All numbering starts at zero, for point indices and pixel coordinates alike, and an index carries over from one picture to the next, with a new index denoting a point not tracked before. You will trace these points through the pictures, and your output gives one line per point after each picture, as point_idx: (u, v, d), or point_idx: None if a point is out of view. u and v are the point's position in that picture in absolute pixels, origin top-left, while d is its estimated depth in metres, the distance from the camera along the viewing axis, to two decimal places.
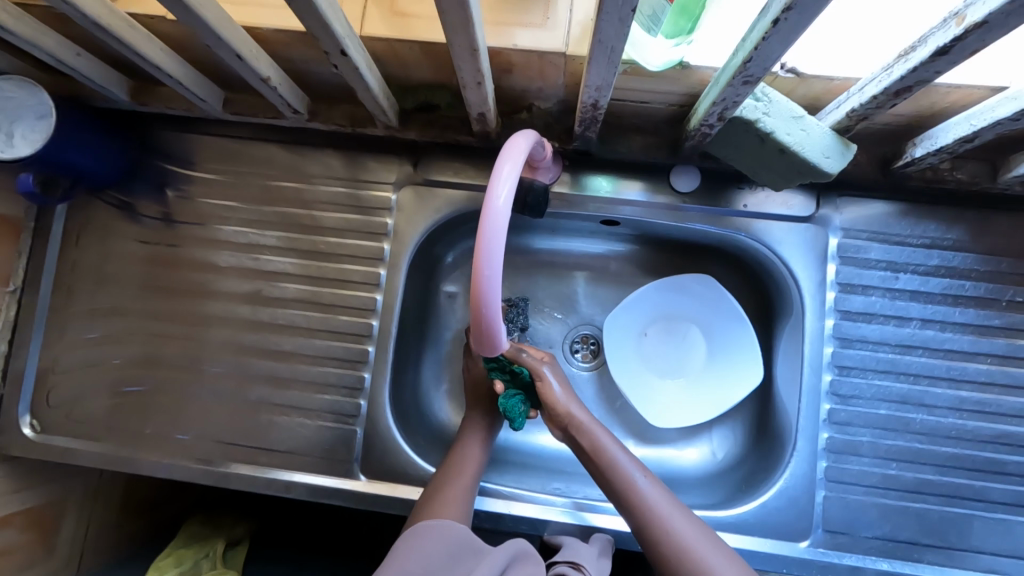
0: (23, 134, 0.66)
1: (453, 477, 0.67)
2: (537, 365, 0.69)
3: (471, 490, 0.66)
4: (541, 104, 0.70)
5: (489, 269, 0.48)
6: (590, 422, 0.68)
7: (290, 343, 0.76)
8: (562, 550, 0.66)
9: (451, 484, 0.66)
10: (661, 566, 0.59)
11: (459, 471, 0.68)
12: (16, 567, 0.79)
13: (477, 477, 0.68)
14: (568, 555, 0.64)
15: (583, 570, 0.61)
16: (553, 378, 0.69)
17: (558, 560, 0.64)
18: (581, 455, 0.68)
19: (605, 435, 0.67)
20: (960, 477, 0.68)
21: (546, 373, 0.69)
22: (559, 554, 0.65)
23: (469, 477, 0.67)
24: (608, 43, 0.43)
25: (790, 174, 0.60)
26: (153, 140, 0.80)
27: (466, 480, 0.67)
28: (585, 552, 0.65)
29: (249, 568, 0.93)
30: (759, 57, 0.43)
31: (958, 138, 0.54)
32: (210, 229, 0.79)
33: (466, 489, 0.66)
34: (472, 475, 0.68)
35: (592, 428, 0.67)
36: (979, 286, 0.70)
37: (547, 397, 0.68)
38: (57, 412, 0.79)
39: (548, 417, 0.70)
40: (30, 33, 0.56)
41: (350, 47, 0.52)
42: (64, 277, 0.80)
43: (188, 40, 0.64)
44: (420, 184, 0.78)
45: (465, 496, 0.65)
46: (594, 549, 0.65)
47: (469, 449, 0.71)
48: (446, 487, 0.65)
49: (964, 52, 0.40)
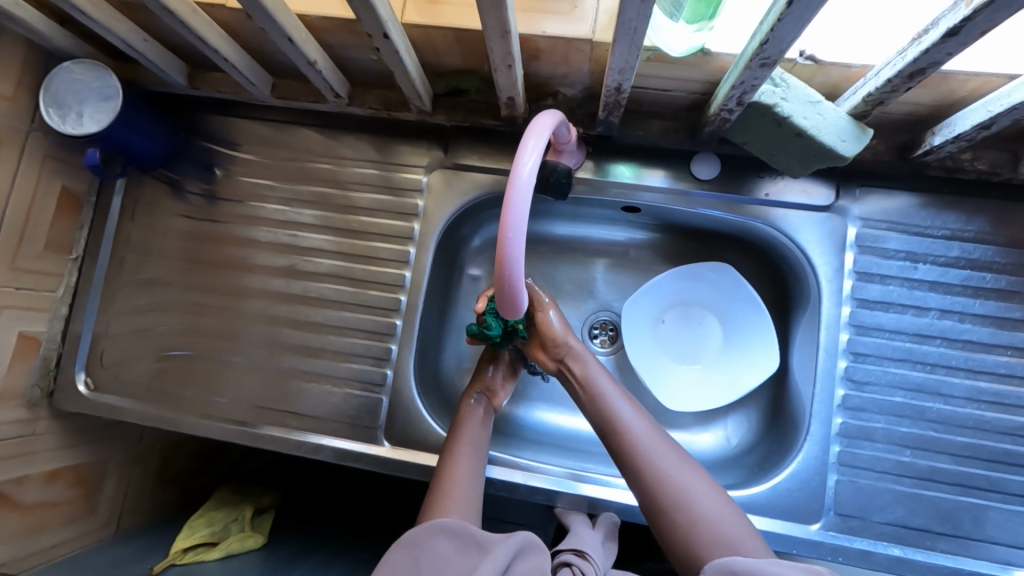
0: (91, 115, 0.73)
1: (455, 464, 0.68)
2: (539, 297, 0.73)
3: (475, 487, 0.66)
4: (567, 92, 0.73)
5: (513, 231, 0.52)
6: (582, 352, 0.71)
7: (323, 315, 0.81)
8: (566, 538, 0.73)
9: (456, 471, 0.67)
10: (635, 484, 0.62)
11: (461, 468, 0.67)
12: (67, 517, 0.85)
13: (477, 461, 0.69)
14: (573, 543, 0.71)
15: (590, 559, 0.69)
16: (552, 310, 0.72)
17: (562, 549, 0.71)
18: (571, 384, 0.70)
19: (596, 368, 0.70)
20: (976, 468, 0.68)
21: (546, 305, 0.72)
22: (565, 542, 0.72)
23: (470, 470, 0.67)
24: (631, 25, 0.47)
25: (807, 158, 0.62)
26: (202, 122, 0.86)
27: (469, 479, 0.66)
28: (589, 539, 0.72)
29: (274, 535, 0.97)
30: (774, 39, 0.46)
31: (976, 124, 0.56)
32: (252, 207, 0.85)
33: (471, 487, 0.66)
34: (472, 460, 0.69)
35: (582, 356, 0.70)
36: (1000, 278, 0.70)
37: (545, 326, 0.72)
38: (108, 372, 0.85)
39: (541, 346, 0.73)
40: (105, 19, 0.62)
41: (392, 31, 0.56)
42: (118, 249, 0.87)
43: (243, 27, 0.69)
44: (449, 169, 0.82)
45: (470, 483, 0.66)
46: (598, 537, 0.73)
47: (469, 437, 0.71)
48: (450, 485, 0.65)
49: (974, 33, 0.42)
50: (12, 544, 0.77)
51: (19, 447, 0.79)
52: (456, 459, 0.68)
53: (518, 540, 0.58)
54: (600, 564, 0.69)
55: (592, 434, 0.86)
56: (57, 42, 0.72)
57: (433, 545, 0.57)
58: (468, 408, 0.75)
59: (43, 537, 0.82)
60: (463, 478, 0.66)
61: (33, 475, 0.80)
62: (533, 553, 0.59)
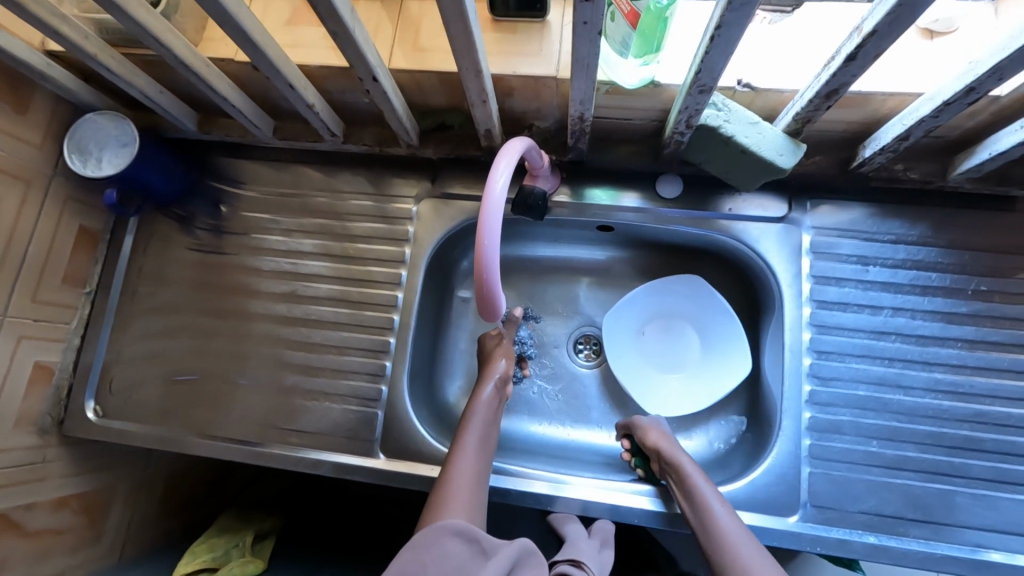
0: (110, 159, 0.81)
1: (458, 464, 0.68)
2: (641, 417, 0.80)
3: (480, 495, 0.67)
4: (540, 124, 0.82)
5: (488, 239, 0.58)
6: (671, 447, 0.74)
7: (322, 335, 0.86)
8: (564, 550, 0.72)
9: (458, 471, 0.67)
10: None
11: (465, 468, 0.68)
12: (70, 545, 0.87)
13: (481, 463, 0.70)
14: (570, 553, 0.70)
15: (586, 568, 0.67)
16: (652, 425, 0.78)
17: (560, 560, 0.70)
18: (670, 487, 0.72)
19: (685, 458, 0.72)
20: (940, 455, 0.72)
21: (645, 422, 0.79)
22: (562, 554, 0.71)
23: (475, 471, 0.68)
24: (585, 61, 0.54)
25: (754, 173, 0.70)
26: (210, 164, 0.94)
27: (475, 490, 0.66)
28: (585, 549, 0.71)
29: (274, 560, 0.98)
30: (706, 68, 0.53)
31: (896, 136, 0.63)
32: (256, 238, 0.91)
33: (474, 496, 0.66)
34: (477, 462, 0.69)
35: (672, 453, 0.73)
36: (945, 276, 0.76)
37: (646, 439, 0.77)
38: (117, 398, 0.89)
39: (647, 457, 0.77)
40: (129, 74, 0.71)
41: (380, 75, 0.65)
42: (130, 282, 0.93)
43: (249, 78, 0.78)
44: (438, 197, 0.89)
45: (475, 486, 0.67)
46: (595, 546, 0.74)
47: (473, 435, 0.72)
48: (455, 487, 0.66)
49: (869, 57, 0.50)
50: (17, 572, 0.79)
51: (29, 473, 0.82)
52: (459, 459, 0.69)
53: (519, 545, 0.57)
54: (596, 570, 0.68)
55: (581, 445, 0.91)
56: (83, 97, 0.81)
57: (440, 544, 0.55)
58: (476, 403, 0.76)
59: (48, 565, 0.83)
60: (468, 478, 0.67)
61: (42, 501, 0.83)
62: (532, 564, 0.58)
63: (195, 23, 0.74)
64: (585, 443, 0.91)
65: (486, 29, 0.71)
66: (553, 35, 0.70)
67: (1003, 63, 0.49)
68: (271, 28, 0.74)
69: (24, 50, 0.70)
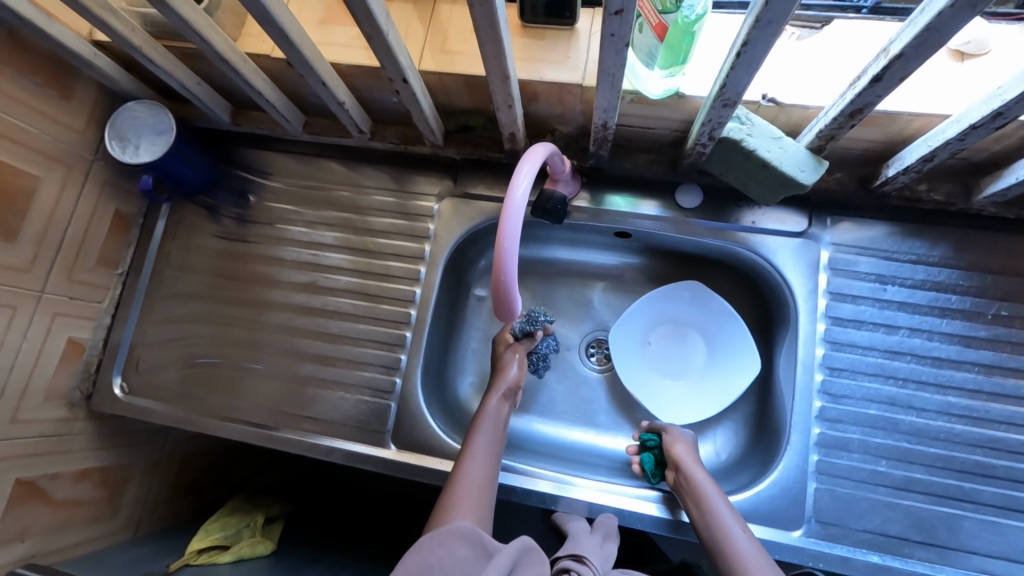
0: (146, 146, 0.84)
1: (465, 474, 0.69)
2: (674, 438, 0.78)
3: (486, 502, 0.67)
4: (563, 129, 0.83)
5: (508, 243, 0.59)
6: (696, 467, 0.73)
7: (340, 326, 0.89)
8: (565, 546, 0.67)
9: (466, 480, 0.68)
10: None
11: (472, 478, 0.69)
12: (92, 516, 0.91)
13: (488, 473, 0.70)
14: (572, 548, 0.66)
15: (589, 563, 0.63)
16: (680, 443, 0.77)
17: (561, 556, 0.66)
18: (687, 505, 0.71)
19: (702, 473, 0.72)
20: (949, 478, 0.72)
21: (675, 439, 0.78)
22: (564, 549, 0.67)
23: (483, 481, 0.69)
24: (610, 72, 0.56)
25: (775, 187, 0.70)
26: (240, 154, 0.97)
27: (481, 498, 0.67)
28: (587, 543, 0.67)
29: (283, 543, 1.01)
30: (731, 83, 0.54)
31: (919, 157, 0.63)
32: (280, 229, 0.94)
33: (481, 503, 0.66)
34: (484, 473, 0.70)
35: (691, 467, 0.73)
36: (965, 299, 0.75)
37: (672, 454, 0.76)
38: (142, 376, 0.93)
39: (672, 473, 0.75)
40: (169, 66, 0.74)
41: (410, 76, 0.66)
42: (159, 265, 0.96)
43: (283, 74, 0.80)
44: (458, 196, 0.91)
45: (483, 495, 0.67)
46: (597, 538, 0.69)
47: (482, 445, 0.73)
48: (462, 495, 0.66)
49: (895, 79, 0.50)
50: (41, 537, 0.83)
51: (57, 444, 0.86)
52: (466, 469, 0.70)
53: (522, 545, 0.58)
54: (600, 567, 0.64)
55: (587, 447, 0.92)
56: (123, 86, 0.84)
57: (447, 546, 0.57)
58: (483, 414, 0.77)
59: (71, 534, 0.87)
60: (475, 487, 0.68)
61: (68, 472, 0.87)
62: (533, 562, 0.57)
63: (234, 19, 0.76)
64: (592, 446, 0.92)
65: (514, 35, 0.72)
66: (581, 43, 0.71)
67: None
68: (305, 25, 0.77)
69: (73, 39, 0.73)
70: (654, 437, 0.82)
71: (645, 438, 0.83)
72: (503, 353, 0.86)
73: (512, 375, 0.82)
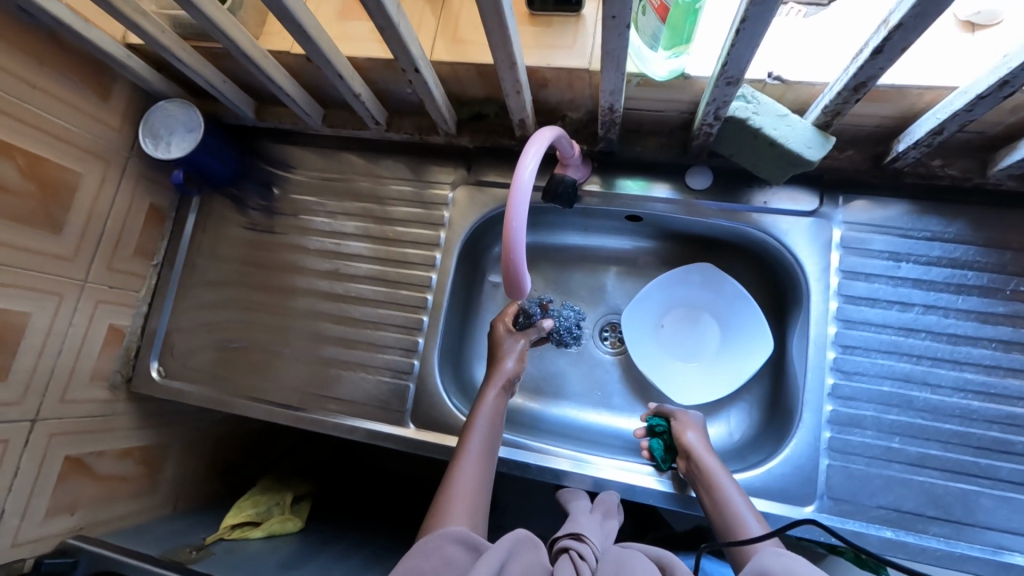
0: (177, 143, 0.89)
1: (461, 472, 0.70)
2: (684, 426, 0.78)
3: (482, 500, 0.68)
4: (573, 114, 0.84)
5: (517, 220, 0.62)
6: (708, 455, 0.73)
7: (361, 311, 0.92)
8: (564, 525, 0.65)
9: (461, 479, 0.69)
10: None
11: (468, 477, 0.69)
12: (133, 492, 0.96)
13: (484, 471, 0.71)
14: (570, 528, 0.64)
15: (587, 541, 0.61)
16: (690, 430, 0.77)
17: (561, 536, 0.64)
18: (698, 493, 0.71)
19: (713, 460, 0.72)
20: (966, 455, 0.71)
21: (685, 426, 0.78)
22: (563, 529, 0.65)
23: (479, 479, 0.69)
24: (614, 54, 0.57)
25: (782, 165, 0.71)
26: (265, 148, 1.02)
27: (477, 498, 0.67)
28: (585, 523, 0.65)
29: (311, 521, 1.05)
30: (733, 60, 0.55)
31: (929, 130, 0.63)
32: (303, 219, 0.98)
33: (477, 502, 0.67)
34: (479, 471, 0.70)
35: (703, 455, 0.73)
36: (982, 275, 0.75)
37: (682, 441, 0.76)
38: (177, 361, 0.98)
39: (681, 460, 0.76)
40: (197, 65, 0.78)
41: (421, 66, 0.69)
42: (191, 256, 1.02)
43: (303, 69, 0.84)
44: (472, 184, 0.93)
45: (478, 494, 0.68)
46: (598, 517, 0.68)
47: (477, 441, 0.73)
48: (458, 495, 0.67)
49: (896, 50, 0.50)
50: (89, 510, 0.89)
51: (101, 423, 0.92)
52: (462, 467, 0.70)
53: (513, 537, 0.57)
54: (599, 545, 0.62)
55: (601, 427, 0.94)
56: (156, 85, 0.89)
57: (442, 550, 0.56)
58: (478, 409, 0.77)
59: (115, 508, 0.93)
60: (472, 485, 0.68)
61: (111, 450, 0.93)
62: (527, 551, 0.56)
63: (256, 17, 0.80)
64: (606, 426, 0.94)
65: (522, 23, 0.74)
66: (588, 30, 0.72)
67: None
68: (323, 21, 0.80)
69: (108, 42, 0.78)
70: (662, 421, 0.82)
71: (653, 423, 0.82)
72: (504, 338, 0.85)
73: (508, 367, 0.81)
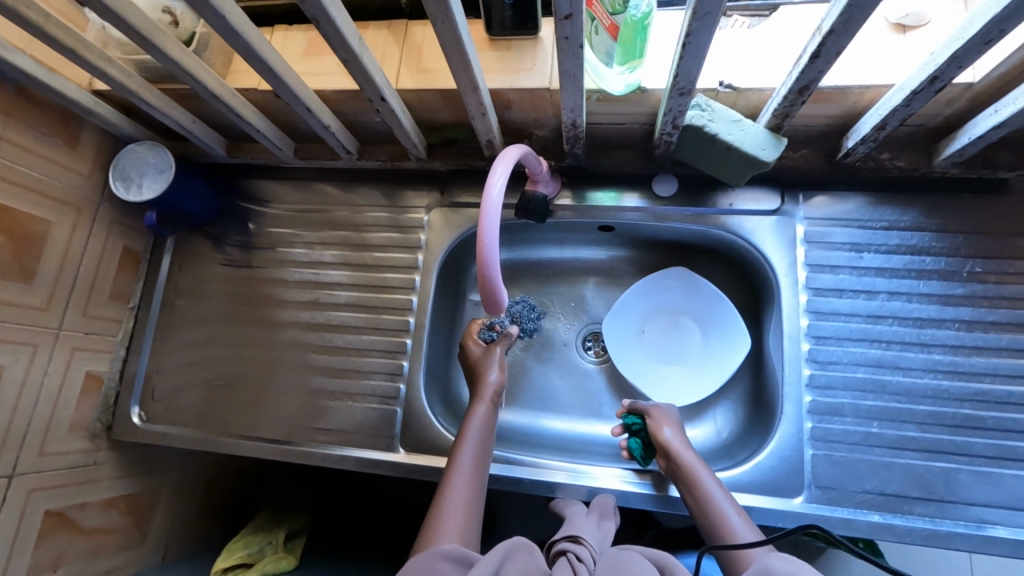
0: (149, 184, 0.89)
1: (453, 486, 0.70)
2: (659, 422, 0.79)
3: (475, 513, 0.68)
4: (539, 133, 0.87)
5: (489, 236, 0.63)
6: (686, 450, 0.74)
7: (344, 339, 0.92)
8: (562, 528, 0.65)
9: (453, 494, 0.69)
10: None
11: (460, 490, 0.69)
12: (120, 543, 0.94)
13: (476, 483, 0.71)
14: (568, 531, 0.64)
15: (584, 542, 0.61)
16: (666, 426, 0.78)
17: (559, 539, 0.64)
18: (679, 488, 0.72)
19: (691, 454, 0.74)
20: (942, 433, 0.74)
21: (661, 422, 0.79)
22: (560, 532, 0.65)
23: (471, 492, 0.70)
24: (570, 73, 0.60)
25: (740, 167, 0.74)
26: (238, 184, 1.02)
27: (470, 511, 0.68)
28: (582, 526, 0.65)
29: (306, 557, 1.03)
30: (682, 72, 0.58)
31: (873, 126, 0.67)
32: (281, 252, 0.98)
33: (469, 516, 0.67)
34: (472, 483, 0.71)
35: (680, 450, 0.74)
36: (939, 260, 0.78)
37: (659, 438, 0.77)
38: (159, 404, 0.97)
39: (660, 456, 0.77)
40: (165, 107, 0.79)
41: (387, 95, 0.71)
42: (168, 296, 1.01)
43: (272, 105, 0.85)
44: (447, 206, 0.95)
45: (470, 508, 0.68)
46: (593, 518, 0.69)
47: (467, 454, 0.74)
48: (450, 509, 0.67)
49: (831, 54, 0.54)
50: (74, 566, 0.86)
51: (82, 475, 0.90)
52: (453, 481, 0.70)
53: (508, 545, 0.57)
54: (596, 546, 0.61)
55: (591, 436, 0.94)
56: (125, 130, 0.90)
57: (435, 569, 0.56)
58: (468, 423, 0.78)
59: (100, 562, 0.90)
60: (464, 499, 0.69)
61: (95, 501, 0.90)
62: (523, 556, 0.56)
63: (222, 58, 0.82)
64: (596, 435, 0.94)
65: (482, 48, 0.77)
66: (546, 51, 0.75)
67: (960, 52, 0.52)
68: (289, 58, 0.82)
69: (74, 90, 0.78)
70: (638, 419, 0.83)
71: (629, 421, 0.84)
72: (479, 356, 0.87)
73: (495, 378, 0.83)
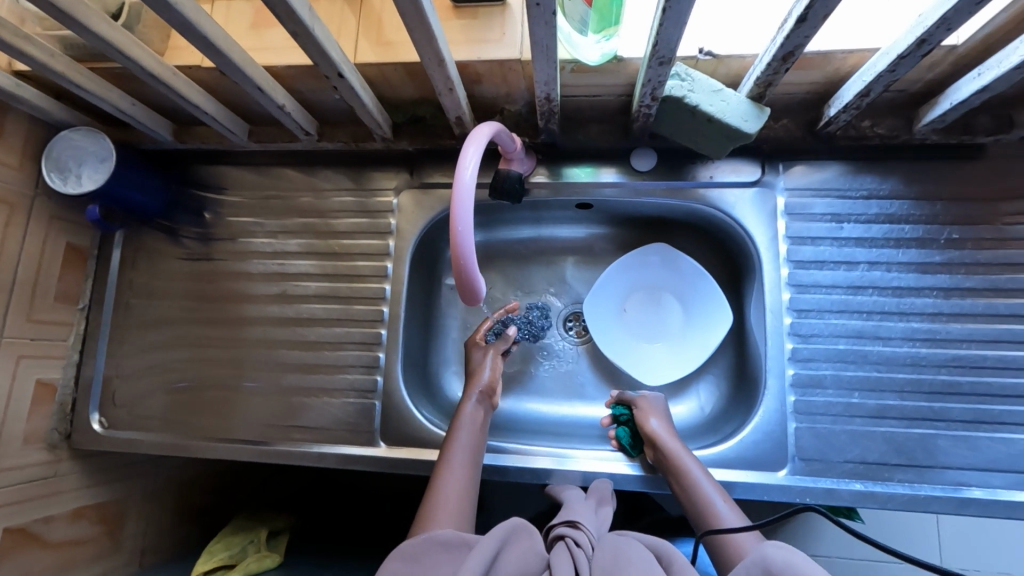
0: (89, 175, 0.82)
1: (445, 479, 0.69)
2: (646, 413, 0.78)
3: (469, 505, 0.68)
4: (511, 107, 0.82)
5: (462, 225, 0.59)
6: (673, 440, 0.74)
7: (315, 333, 0.88)
8: (560, 513, 0.64)
9: (445, 486, 0.68)
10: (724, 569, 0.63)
11: (453, 483, 0.69)
12: (91, 555, 0.89)
13: (470, 476, 0.71)
14: (565, 515, 0.62)
15: (583, 527, 0.59)
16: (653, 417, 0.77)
17: (557, 522, 0.62)
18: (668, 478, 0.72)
19: (678, 444, 0.73)
20: (920, 401, 0.75)
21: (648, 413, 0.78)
22: (558, 516, 0.63)
23: (465, 485, 0.69)
24: (543, 43, 0.55)
25: (722, 139, 0.71)
26: (190, 172, 0.95)
27: (463, 502, 0.67)
28: (580, 509, 0.64)
29: (291, 553, 1.01)
30: (663, 40, 0.54)
31: (857, 93, 0.65)
32: (242, 243, 0.93)
33: (462, 508, 0.67)
34: (465, 476, 0.70)
35: (667, 440, 0.73)
36: (918, 228, 0.78)
37: (646, 428, 0.76)
38: (122, 409, 0.91)
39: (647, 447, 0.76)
40: (99, 90, 0.71)
41: (346, 71, 0.65)
42: (122, 295, 0.95)
43: (220, 84, 0.78)
44: (417, 188, 0.90)
45: (464, 499, 0.68)
46: (590, 502, 0.68)
47: (460, 448, 0.73)
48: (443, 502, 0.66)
49: (818, 17, 0.51)
50: None
51: (42, 488, 0.85)
52: (446, 474, 0.70)
53: (508, 527, 0.56)
54: (595, 531, 0.60)
55: (576, 418, 0.93)
56: (56, 115, 0.82)
57: (430, 558, 0.55)
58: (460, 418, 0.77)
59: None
60: (457, 492, 0.68)
61: (59, 514, 0.86)
62: (522, 542, 0.55)
63: (159, 33, 0.74)
64: (581, 416, 0.93)
65: (447, 17, 0.71)
66: (516, 19, 0.70)
67: (949, 13, 0.49)
68: (235, 31, 0.75)
69: None
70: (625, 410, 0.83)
71: (616, 413, 0.83)
72: (474, 354, 0.86)
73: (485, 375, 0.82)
